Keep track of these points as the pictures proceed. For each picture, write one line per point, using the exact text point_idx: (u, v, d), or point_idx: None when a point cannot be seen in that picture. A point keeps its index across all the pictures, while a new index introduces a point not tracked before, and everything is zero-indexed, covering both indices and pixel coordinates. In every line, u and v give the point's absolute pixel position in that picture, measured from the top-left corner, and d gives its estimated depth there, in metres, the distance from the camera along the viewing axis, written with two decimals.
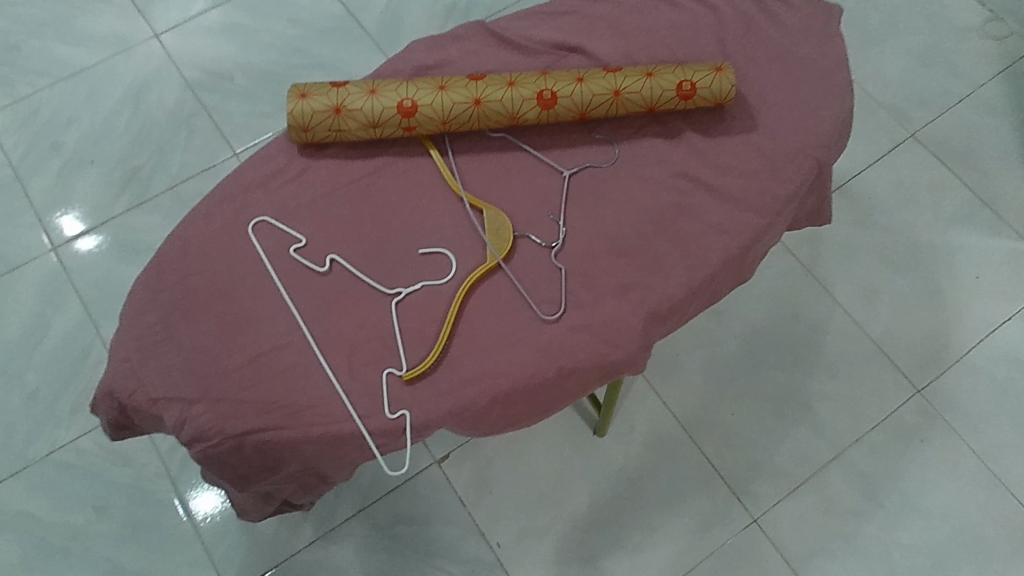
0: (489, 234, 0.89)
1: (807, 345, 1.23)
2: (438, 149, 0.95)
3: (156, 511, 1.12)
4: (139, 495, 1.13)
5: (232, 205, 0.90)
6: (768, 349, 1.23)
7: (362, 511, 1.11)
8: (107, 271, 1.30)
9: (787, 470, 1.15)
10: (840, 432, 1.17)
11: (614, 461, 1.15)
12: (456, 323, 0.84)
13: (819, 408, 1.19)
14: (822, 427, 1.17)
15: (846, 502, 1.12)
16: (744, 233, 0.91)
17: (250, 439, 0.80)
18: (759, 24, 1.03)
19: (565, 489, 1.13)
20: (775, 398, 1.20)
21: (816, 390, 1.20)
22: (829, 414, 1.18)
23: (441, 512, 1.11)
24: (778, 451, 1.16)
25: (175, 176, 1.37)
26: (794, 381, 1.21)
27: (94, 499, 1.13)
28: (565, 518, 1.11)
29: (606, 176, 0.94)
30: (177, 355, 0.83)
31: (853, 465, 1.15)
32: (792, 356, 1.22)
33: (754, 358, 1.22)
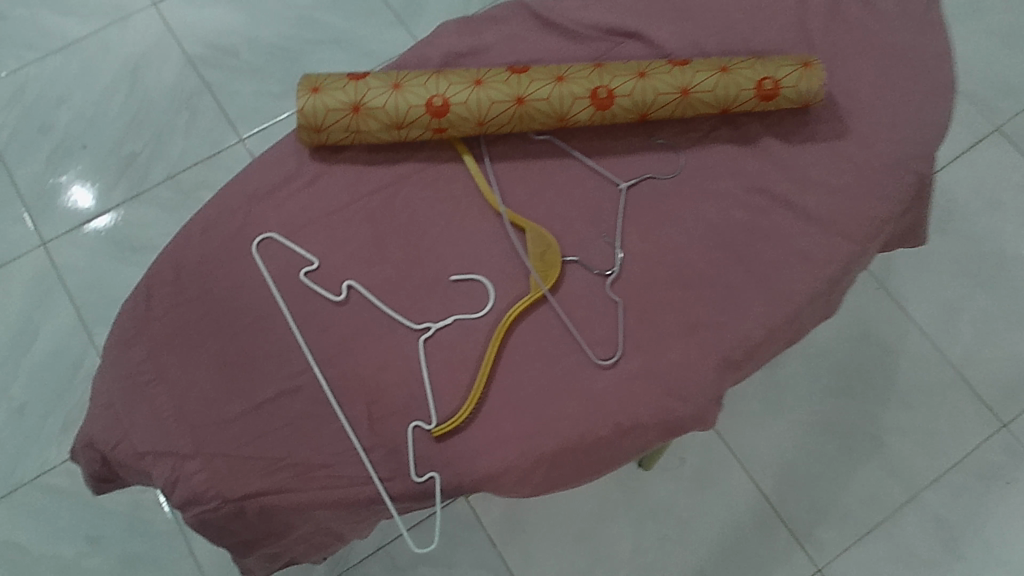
0: (532, 259, 0.76)
1: (878, 369, 1.11)
2: (472, 154, 0.81)
3: (156, 544, 1.03)
4: (137, 525, 1.03)
5: (233, 219, 0.76)
6: (834, 373, 1.10)
7: (382, 550, 1.00)
8: (102, 271, 1.18)
9: (855, 513, 1.04)
10: (915, 471, 1.06)
11: (661, 499, 1.04)
12: (493, 367, 0.72)
13: (891, 442, 1.07)
14: (893, 464, 1.06)
15: (921, 552, 1.02)
16: (834, 263, 0.78)
17: (253, 503, 0.68)
18: (849, 7, 0.88)
19: (607, 530, 1.02)
20: (841, 429, 1.08)
21: (888, 422, 1.08)
22: (902, 450, 1.07)
23: (469, 555, 1.01)
24: (845, 490, 1.05)
25: (175, 164, 1.24)
26: (863, 410, 1.09)
27: (87, 528, 1.04)
28: (606, 563, 1.01)
29: (670, 190, 0.80)
30: (168, 400, 0.71)
31: (930, 509, 1.04)
32: (860, 382, 1.10)
33: (817, 383, 1.10)
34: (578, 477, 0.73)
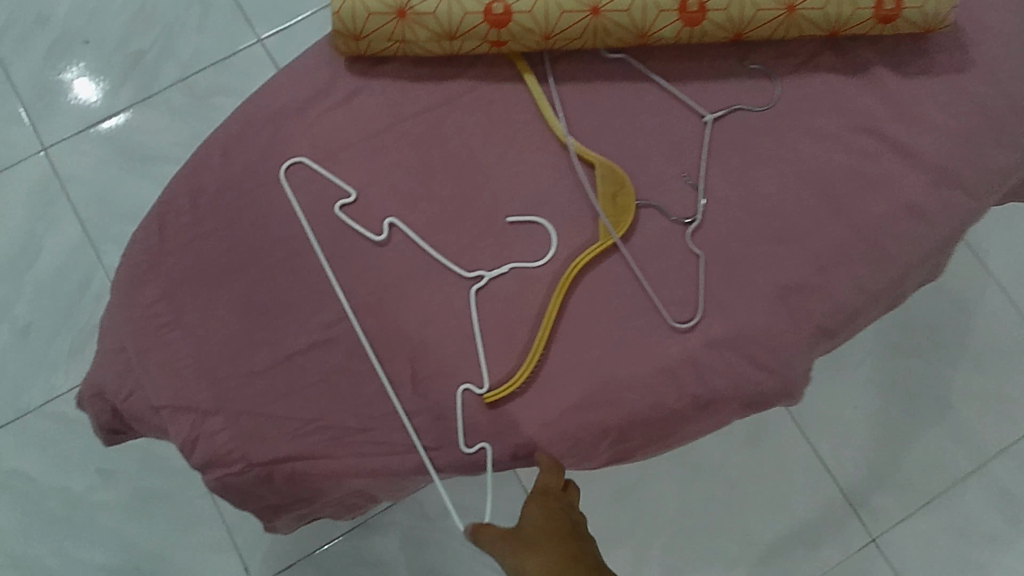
0: (602, 201, 0.66)
1: (953, 327, 1.01)
2: (534, 72, 0.69)
3: (172, 481, 0.97)
4: (152, 461, 0.98)
5: (258, 141, 0.66)
6: (903, 329, 1.01)
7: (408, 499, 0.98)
8: (108, 182, 1.08)
9: (915, 481, 0.97)
10: (984, 439, 0.98)
11: (708, 456, 0.97)
12: (554, 325, 0.63)
13: (960, 407, 0.99)
14: (960, 431, 0.99)
15: (983, 525, 0.96)
16: (945, 220, 0.68)
17: (282, 469, 0.61)
18: None
19: (650, 487, 0.96)
20: (908, 390, 1.00)
21: (958, 385, 1.00)
22: (972, 416, 0.99)
23: (501, 508, 0.97)
24: (906, 456, 0.98)
25: (187, 65, 1.12)
26: (932, 371, 1.00)
27: (98, 460, 0.98)
28: (647, 520, 0.95)
29: (763, 125, 0.69)
30: (185, 349, 0.62)
31: (996, 480, 0.97)
32: (931, 340, 1.01)
33: (884, 340, 1.01)
34: (642, 448, 0.66)
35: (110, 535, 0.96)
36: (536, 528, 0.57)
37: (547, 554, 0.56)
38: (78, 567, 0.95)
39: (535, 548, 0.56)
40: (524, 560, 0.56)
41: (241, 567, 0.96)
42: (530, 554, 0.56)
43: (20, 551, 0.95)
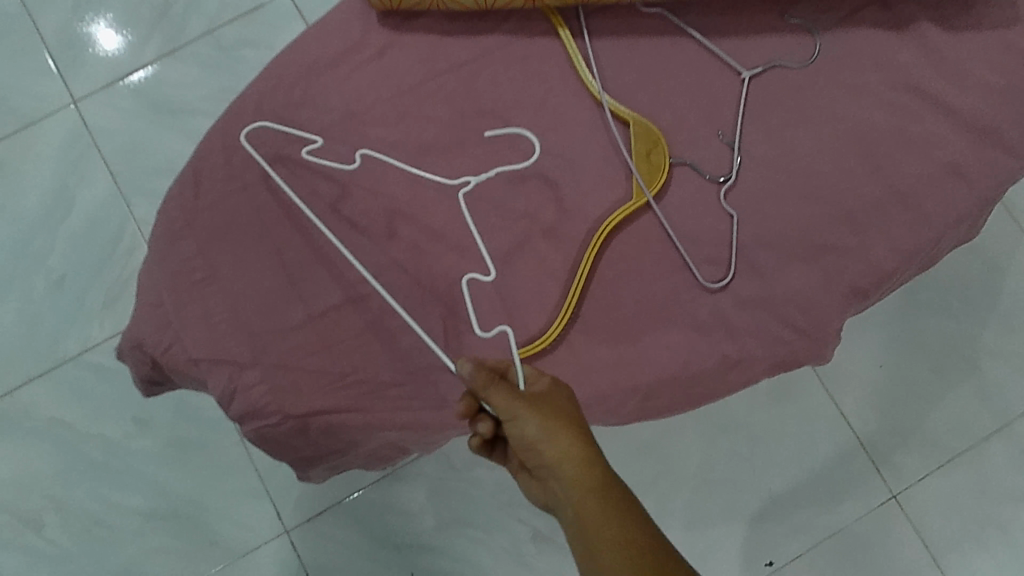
0: (635, 158, 0.65)
1: (986, 285, 0.99)
2: (569, 28, 0.68)
3: (207, 429, 1.00)
4: (186, 411, 1.00)
5: (291, 96, 0.66)
6: (935, 289, 1.00)
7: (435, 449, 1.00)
8: (138, 135, 1.08)
9: (940, 440, 0.97)
10: (1010, 399, 0.97)
11: (734, 413, 0.97)
12: (586, 283, 0.63)
13: (988, 367, 0.98)
14: (987, 391, 0.97)
15: (1008, 486, 0.96)
16: (989, 180, 0.66)
17: (317, 420, 0.62)
18: None
19: (674, 442, 0.97)
20: (935, 349, 0.99)
21: (987, 345, 0.98)
22: (999, 375, 0.98)
23: None
24: (930, 416, 0.97)
25: (213, 16, 1.11)
26: (961, 330, 0.99)
27: (133, 410, 1.00)
28: (670, 472, 0.96)
29: (800, 82, 0.67)
30: (223, 303, 0.63)
31: (1020, 440, 0.97)
32: (961, 299, 0.99)
33: (913, 298, 0.99)
34: (672, 408, 0.65)
35: (147, 482, 0.99)
36: (553, 404, 0.53)
37: (564, 433, 0.52)
38: (116, 511, 0.99)
39: (553, 424, 0.52)
40: (542, 433, 0.51)
41: (273, 513, 0.99)
42: (548, 428, 0.51)
43: (60, 494, 0.99)
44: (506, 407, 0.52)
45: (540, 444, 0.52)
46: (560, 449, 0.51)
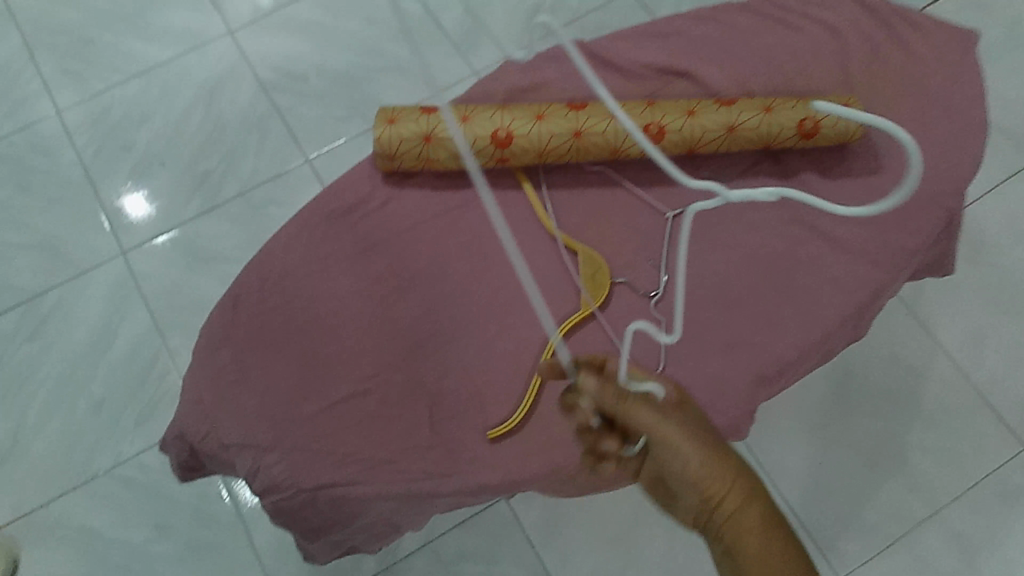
0: (582, 279, 0.83)
1: (909, 392, 1.19)
2: (531, 182, 0.88)
3: (220, 531, 1.12)
4: (203, 515, 1.13)
5: (312, 235, 0.84)
6: (863, 394, 1.19)
7: (426, 546, 1.09)
8: (177, 279, 1.27)
9: (878, 526, 1.13)
10: (939, 491, 1.14)
11: None
12: (546, 376, 0.79)
13: (915, 461, 1.16)
14: (916, 482, 1.15)
15: (938, 563, 1.12)
16: (864, 289, 0.83)
17: (325, 493, 0.75)
18: (885, 52, 0.95)
19: (642, 535, 1.09)
20: (868, 447, 1.17)
21: (913, 442, 1.17)
22: (925, 468, 1.16)
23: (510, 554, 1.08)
24: (868, 506, 1.14)
25: (246, 182, 1.35)
26: (889, 430, 1.17)
27: (155, 517, 1.13)
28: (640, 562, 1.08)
29: (714, 219, 0.85)
30: (251, 399, 0.78)
31: (949, 526, 1.13)
32: (888, 404, 1.19)
33: (844, 402, 1.19)
34: (617, 477, 0.80)
35: None
36: (686, 423, 0.73)
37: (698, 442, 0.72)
38: None
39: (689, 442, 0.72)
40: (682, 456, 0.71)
41: None
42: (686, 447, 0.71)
43: None
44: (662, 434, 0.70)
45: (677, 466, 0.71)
46: (693, 463, 0.72)
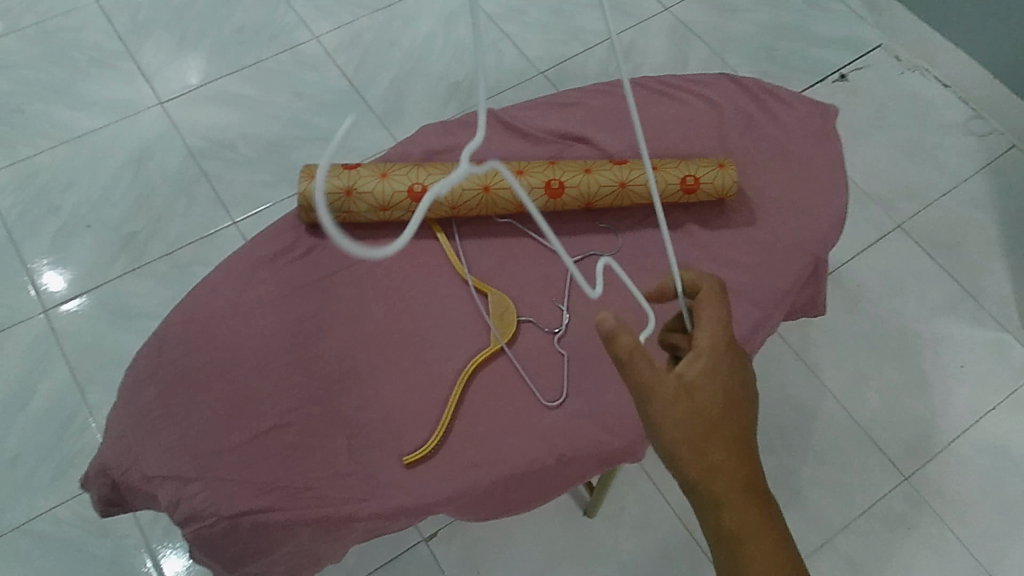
0: (492, 318, 0.90)
1: (799, 430, 1.33)
2: (445, 233, 0.95)
3: None
4: (118, 569, 1.13)
5: (238, 281, 0.90)
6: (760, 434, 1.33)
7: None
8: (98, 335, 1.29)
9: None
10: (830, 519, 1.27)
11: (607, 545, 1.21)
12: (458, 406, 0.85)
13: (809, 493, 1.29)
14: (811, 513, 1.27)
15: None
16: (744, 325, 0.93)
17: (245, 520, 0.78)
18: (759, 122, 1.07)
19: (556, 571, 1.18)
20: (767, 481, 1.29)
21: (806, 476, 1.30)
22: (817, 499, 1.28)
23: None
24: None
25: (172, 241, 1.39)
26: (785, 466, 1.30)
27: (72, 571, 1.12)
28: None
29: (610, 265, 0.96)
30: (175, 433, 0.81)
31: (842, 552, 1.25)
32: (783, 441, 1.32)
33: None
34: (526, 501, 0.86)
35: None
36: (702, 402, 0.66)
37: (709, 434, 0.66)
38: None
39: (698, 435, 0.66)
40: (686, 448, 0.66)
41: None
42: (693, 440, 0.65)
43: None
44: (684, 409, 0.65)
45: (682, 455, 0.66)
46: (705, 461, 0.66)
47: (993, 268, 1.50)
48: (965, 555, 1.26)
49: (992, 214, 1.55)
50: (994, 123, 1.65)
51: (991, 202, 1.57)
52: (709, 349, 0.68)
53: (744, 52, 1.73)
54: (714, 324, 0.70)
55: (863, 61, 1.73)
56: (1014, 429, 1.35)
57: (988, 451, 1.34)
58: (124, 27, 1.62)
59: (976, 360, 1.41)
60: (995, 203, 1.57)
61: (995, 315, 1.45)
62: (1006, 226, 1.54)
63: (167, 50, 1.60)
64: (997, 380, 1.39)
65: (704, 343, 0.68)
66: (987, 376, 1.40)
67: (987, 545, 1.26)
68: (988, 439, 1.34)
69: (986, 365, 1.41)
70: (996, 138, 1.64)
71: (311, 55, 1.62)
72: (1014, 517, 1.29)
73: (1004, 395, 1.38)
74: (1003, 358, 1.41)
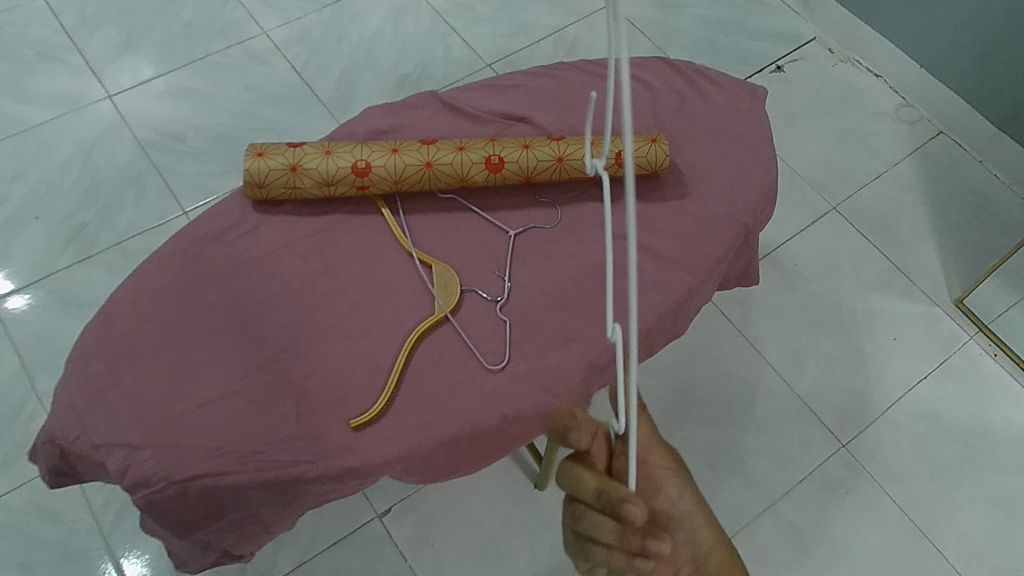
0: (437, 288, 0.93)
1: (741, 402, 1.39)
2: (389, 208, 0.98)
3: (88, 565, 1.17)
4: (70, 552, 1.18)
5: (185, 255, 0.92)
6: (703, 406, 1.39)
7: (302, 565, 1.20)
8: (48, 326, 1.33)
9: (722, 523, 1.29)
10: (771, 486, 1.33)
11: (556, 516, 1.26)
12: (403, 371, 0.87)
13: (750, 462, 1.35)
14: (753, 480, 1.33)
15: (779, 553, 1.28)
16: (678, 291, 0.97)
17: (195, 484, 0.80)
18: (691, 100, 1.11)
19: (507, 542, 1.24)
20: (710, 451, 1.35)
21: (748, 446, 1.36)
22: (760, 469, 1.34)
23: (382, 565, 1.21)
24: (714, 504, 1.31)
25: (121, 233, 1.42)
26: (727, 436, 1.37)
27: (22, 556, 1.17)
28: (506, 567, 1.22)
29: (550, 236, 0.99)
30: (123, 402, 0.83)
31: (785, 517, 1.30)
32: (724, 413, 1.38)
33: (686, 411, 1.38)
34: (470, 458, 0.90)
35: None
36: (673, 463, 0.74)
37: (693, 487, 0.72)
38: None
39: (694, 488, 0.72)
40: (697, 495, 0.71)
41: None
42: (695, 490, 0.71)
43: None
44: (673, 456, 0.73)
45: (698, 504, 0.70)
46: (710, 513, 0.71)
47: (922, 246, 1.57)
48: (900, 517, 1.32)
49: (921, 195, 1.63)
50: (922, 109, 1.73)
51: (920, 183, 1.64)
52: None
53: (684, 45, 1.79)
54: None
55: (798, 53, 1.80)
56: (944, 397, 1.42)
57: (921, 417, 1.40)
58: (70, 21, 1.62)
59: (908, 333, 1.48)
60: (924, 185, 1.64)
61: (925, 290, 1.52)
62: (933, 207, 1.62)
63: (114, 44, 1.61)
64: (929, 351, 1.46)
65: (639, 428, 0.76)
66: (919, 347, 1.46)
67: (922, 506, 1.33)
68: (921, 406, 1.41)
69: (918, 337, 1.48)
70: (924, 124, 1.72)
71: (260, 50, 1.64)
72: (947, 480, 1.35)
73: (935, 365, 1.45)
74: (933, 330, 1.48)
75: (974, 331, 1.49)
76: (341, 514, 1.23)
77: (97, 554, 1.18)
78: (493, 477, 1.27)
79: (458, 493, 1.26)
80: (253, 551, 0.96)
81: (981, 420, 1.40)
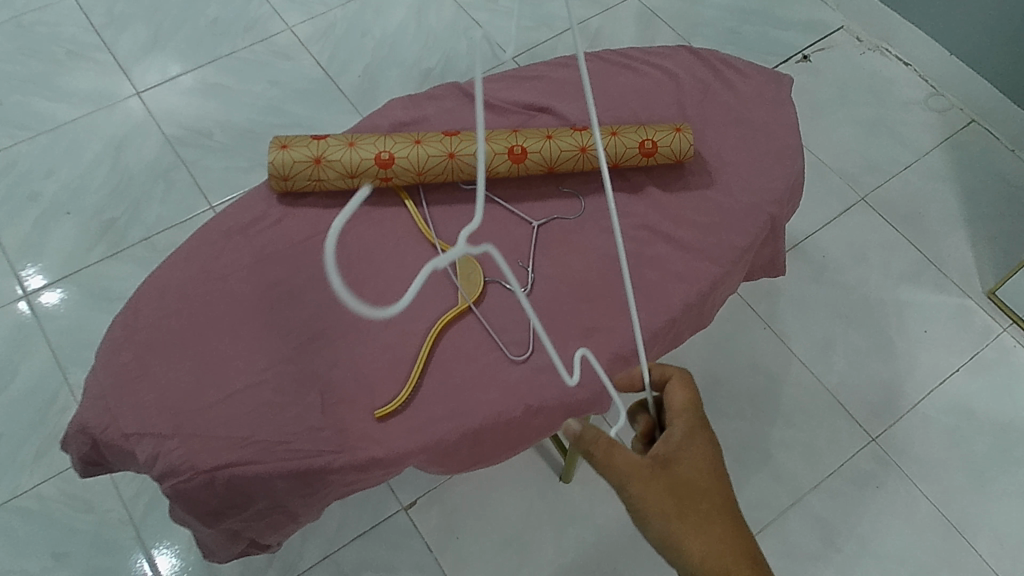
0: (460, 280, 0.93)
1: (768, 395, 1.38)
2: (413, 200, 0.98)
3: (119, 555, 1.19)
4: (103, 541, 1.20)
5: (210, 248, 0.92)
6: (728, 399, 1.38)
7: (328, 557, 1.21)
8: (78, 320, 1.35)
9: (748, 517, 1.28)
10: (799, 479, 1.31)
11: (581, 509, 1.25)
12: (427, 363, 0.88)
13: (778, 456, 1.33)
14: (780, 474, 1.32)
15: (807, 548, 1.26)
16: (702, 281, 0.96)
17: (222, 474, 0.81)
18: (716, 89, 1.09)
19: (532, 535, 1.23)
20: (736, 444, 1.34)
21: (775, 439, 1.34)
22: (787, 463, 1.32)
23: (408, 557, 1.21)
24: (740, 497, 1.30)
25: (150, 227, 1.44)
26: (754, 429, 1.35)
27: (55, 545, 1.19)
28: (531, 560, 1.22)
29: (573, 227, 0.98)
30: (152, 393, 0.84)
31: (813, 512, 1.29)
32: (750, 406, 1.37)
33: (710, 404, 1.37)
34: (494, 446, 0.90)
35: None
36: (683, 473, 0.72)
37: (694, 511, 0.70)
38: None
39: (688, 514, 0.70)
40: (679, 525, 0.70)
41: None
42: (684, 518, 0.70)
43: None
44: (665, 480, 0.71)
45: (677, 532, 0.70)
46: (701, 535, 0.70)
47: (953, 236, 1.54)
48: (931, 512, 1.29)
49: (952, 185, 1.60)
50: (953, 98, 1.70)
51: (950, 173, 1.61)
52: (677, 433, 0.74)
53: (709, 35, 1.77)
54: (687, 409, 0.76)
55: (826, 42, 1.77)
56: (977, 391, 1.39)
57: (954, 411, 1.38)
58: (99, 20, 1.64)
59: (939, 326, 1.45)
60: (955, 175, 1.61)
61: (957, 282, 1.50)
62: (965, 197, 1.59)
63: (142, 42, 1.63)
64: (960, 344, 1.44)
65: (678, 426, 0.75)
66: (950, 340, 1.44)
67: (954, 501, 1.30)
68: (953, 399, 1.38)
69: (949, 329, 1.45)
70: (955, 113, 1.69)
71: (284, 45, 1.65)
72: (980, 475, 1.32)
73: (967, 358, 1.42)
74: (965, 322, 1.46)
75: (1008, 323, 1.46)
76: (366, 506, 1.24)
77: (127, 545, 1.20)
78: (517, 469, 1.28)
79: (483, 484, 1.26)
80: (279, 541, 0.97)
81: (1014, 413, 1.37)
